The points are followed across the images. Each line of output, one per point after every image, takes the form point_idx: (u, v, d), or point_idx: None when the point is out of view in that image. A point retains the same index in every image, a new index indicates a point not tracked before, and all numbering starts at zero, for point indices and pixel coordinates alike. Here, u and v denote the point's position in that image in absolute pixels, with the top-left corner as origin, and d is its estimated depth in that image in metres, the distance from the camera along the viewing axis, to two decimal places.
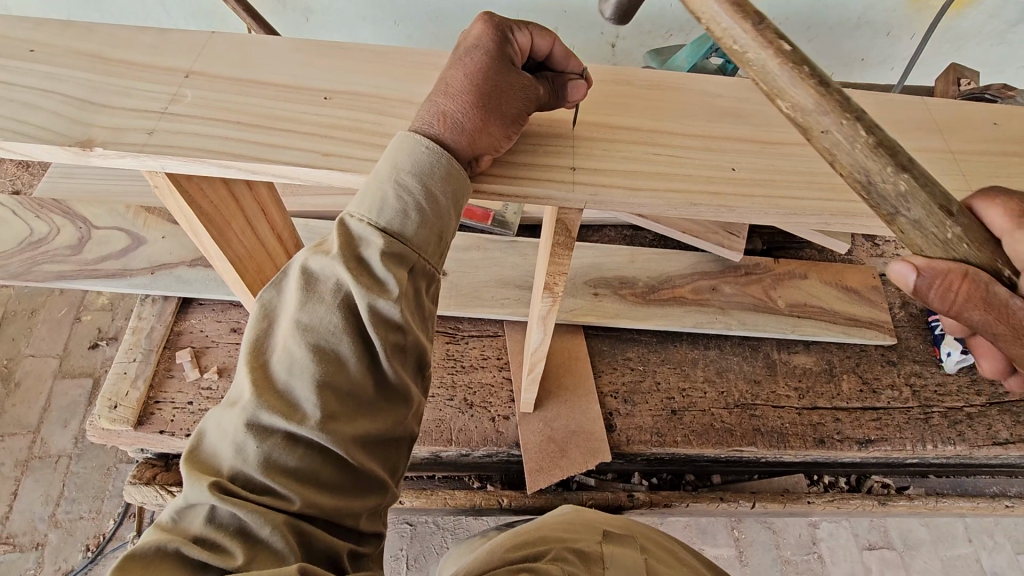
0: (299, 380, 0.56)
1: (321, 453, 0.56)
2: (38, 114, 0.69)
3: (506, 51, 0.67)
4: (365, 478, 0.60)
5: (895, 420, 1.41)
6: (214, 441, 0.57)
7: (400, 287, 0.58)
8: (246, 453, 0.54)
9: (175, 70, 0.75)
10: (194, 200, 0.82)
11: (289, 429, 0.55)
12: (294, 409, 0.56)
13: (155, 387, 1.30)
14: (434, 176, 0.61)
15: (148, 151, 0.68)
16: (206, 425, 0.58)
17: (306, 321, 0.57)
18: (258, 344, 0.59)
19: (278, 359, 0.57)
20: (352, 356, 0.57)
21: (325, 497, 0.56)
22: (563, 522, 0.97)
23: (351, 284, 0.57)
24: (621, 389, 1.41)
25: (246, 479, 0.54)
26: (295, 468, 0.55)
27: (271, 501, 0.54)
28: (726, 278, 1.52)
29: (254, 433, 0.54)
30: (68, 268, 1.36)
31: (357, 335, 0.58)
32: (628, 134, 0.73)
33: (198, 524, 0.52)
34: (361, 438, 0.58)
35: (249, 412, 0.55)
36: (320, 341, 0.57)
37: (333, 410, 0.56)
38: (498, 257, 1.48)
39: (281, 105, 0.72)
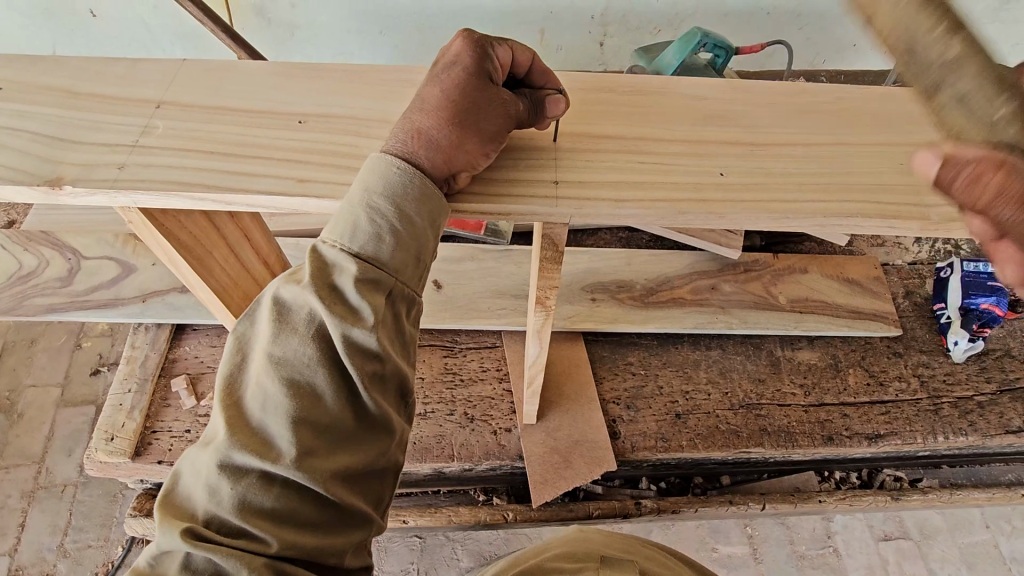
0: (273, 416, 0.54)
1: (300, 491, 0.54)
2: (7, 154, 0.68)
3: (484, 66, 0.64)
4: (348, 514, 0.57)
5: (904, 413, 1.39)
6: (190, 482, 0.55)
7: (375, 314, 0.56)
8: (221, 495, 0.52)
9: (145, 101, 0.73)
10: (170, 232, 0.80)
11: (264, 468, 0.53)
12: (269, 446, 0.54)
13: (151, 416, 1.29)
14: (407, 197, 0.59)
15: (119, 187, 0.66)
16: (182, 465, 0.57)
17: (279, 353, 0.55)
18: (232, 379, 0.57)
19: (252, 395, 0.56)
20: (328, 388, 0.55)
21: (305, 537, 0.54)
22: (560, 546, 0.94)
23: (323, 314, 0.55)
24: (624, 395, 1.39)
25: (221, 523, 0.52)
26: (272, 509, 0.53)
27: (247, 544, 0.52)
28: (725, 276, 1.49)
29: (229, 473, 0.53)
30: (59, 300, 1.34)
31: (333, 366, 0.56)
32: (612, 143, 0.71)
33: (173, 570, 0.50)
34: (341, 473, 0.56)
35: (223, 451, 0.53)
36: (294, 375, 0.55)
37: (310, 446, 0.54)
38: (492, 267, 1.46)
39: (255, 133, 0.70)
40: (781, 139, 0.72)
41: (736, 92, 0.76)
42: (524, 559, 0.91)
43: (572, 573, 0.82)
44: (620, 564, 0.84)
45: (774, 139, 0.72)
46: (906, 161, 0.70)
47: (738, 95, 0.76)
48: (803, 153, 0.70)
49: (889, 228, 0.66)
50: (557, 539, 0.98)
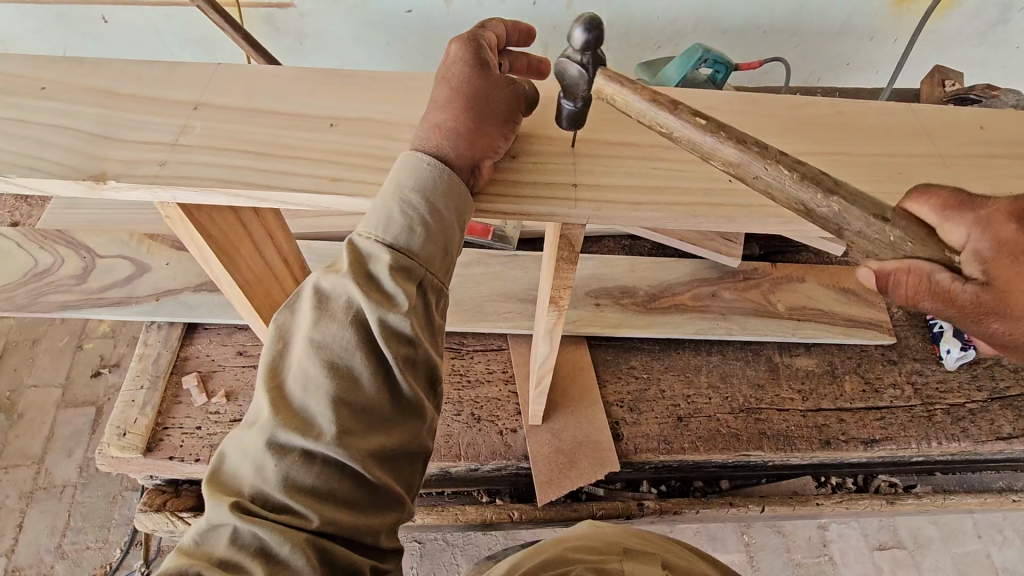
0: (314, 397, 0.57)
1: (339, 469, 0.57)
2: (51, 150, 0.71)
3: (480, 55, 0.69)
4: (383, 494, 0.60)
5: (899, 418, 1.43)
6: (234, 461, 0.58)
7: (409, 301, 0.59)
8: (266, 472, 0.55)
9: (182, 102, 0.77)
10: (204, 228, 0.83)
11: (306, 446, 0.56)
12: (310, 426, 0.57)
13: (163, 413, 1.31)
14: (436, 190, 0.63)
15: (161, 183, 0.69)
16: (225, 446, 0.59)
17: (319, 338, 0.58)
18: (273, 364, 0.60)
19: (292, 378, 0.59)
20: (365, 371, 0.58)
21: (343, 514, 0.57)
22: (580, 538, 0.96)
23: (362, 300, 0.58)
24: (627, 397, 1.42)
25: (266, 499, 0.55)
26: (313, 486, 0.56)
27: (290, 519, 0.54)
28: (725, 284, 1.53)
29: (272, 452, 0.56)
30: (73, 297, 1.37)
31: (370, 350, 0.59)
32: (626, 150, 0.75)
33: (222, 545, 0.53)
34: (376, 453, 0.58)
35: (267, 431, 0.56)
36: (333, 358, 0.58)
37: (348, 426, 0.57)
38: (499, 271, 1.49)
39: (288, 133, 0.74)
40: (784, 149, 0.76)
41: (741, 104, 0.81)
42: (545, 549, 0.94)
43: (596, 561, 0.85)
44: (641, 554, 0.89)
45: (778, 149, 0.76)
46: (901, 172, 0.75)
47: (743, 107, 0.80)
48: (805, 163, 0.74)
49: None
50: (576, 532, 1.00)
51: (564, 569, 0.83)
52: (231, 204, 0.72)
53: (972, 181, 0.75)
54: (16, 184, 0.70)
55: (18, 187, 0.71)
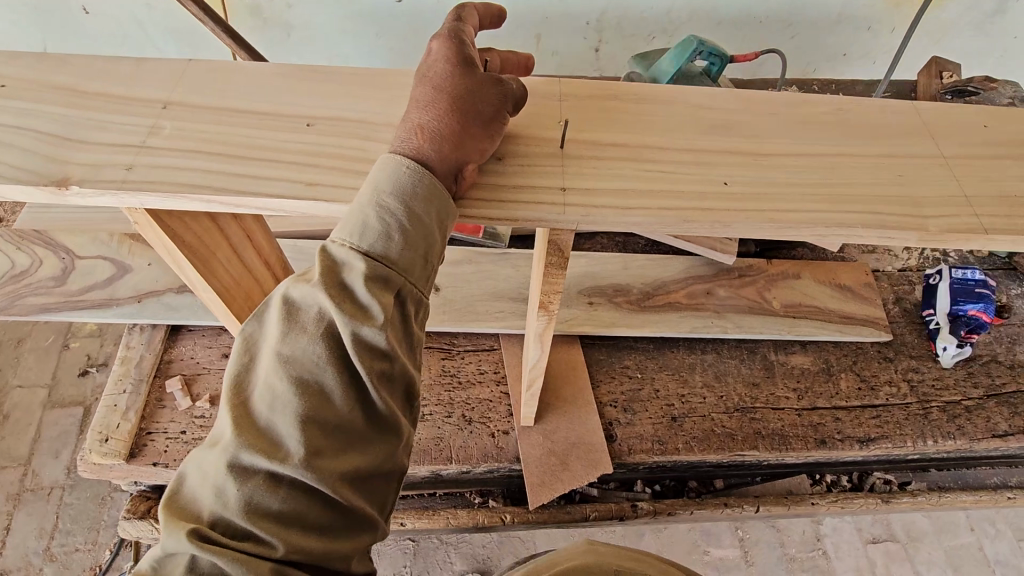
0: (281, 416, 0.54)
1: (307, 493, 0.54)
2: (11, 152, 0.67)
3: (463, 52, 0.66)
4: (354, 517, 0.57)
5: (895, 416, 1.41)
6: (195, 483, 0.55)
7: (385, 313, 0.56)
8: (227, 496, 0.53)
9: (152, 101, 0.73)
10: (174, 233, 0.80)
11: (271, 468, 0.53)
12: (277, 446, 0.54)
13: (146, 418, 1.27)
14: (416, 195, 0.60)
15: (127, 187, 0.66)
16: (188, 466, 0.57)
17: (287, 352, 0.55)
18: (239, 379, 0.57)
19: (259, 395, 0.56)
20: (336, 388, 0.55)
21: (310, 541, 0.54)
22: (573, 555, 0.94)
23: (333, 312, 0.55)
24: (620, 397, 1.40)
25: (227, 525, 0.52)
26: (279, 511, 0.53)
27: (252, 548, 0.52)
28: (720, 281, 1.51)
29: (234, 475, 0.53)
30: (52, 299, 1.33)
31: (342, 365, 0.56)
32: (618, 151, 0.72)
33: (179, 574, 0.50)
34: (348, 474, 0.56)
35: (229, 452, 0.53)
36: (303, 373, 0.55)
37: (318, 447, 0.54)
38: (491, 270, 1.46)
39: (263, 134, 0.70)
40: (781, 149, 0.73)
41: (737, 101, 0.78)
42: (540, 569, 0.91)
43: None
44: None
45: (775, 148, 0.73)
46: (903, 173, 0.72)
47: (739, 104, 0.78)
48: (803, 163, 0.72)
49: (886, 238, 0.68)
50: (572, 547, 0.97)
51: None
52: (202, 209, 0.69)
53: (975, 181, 0.73)
54: None
55: None
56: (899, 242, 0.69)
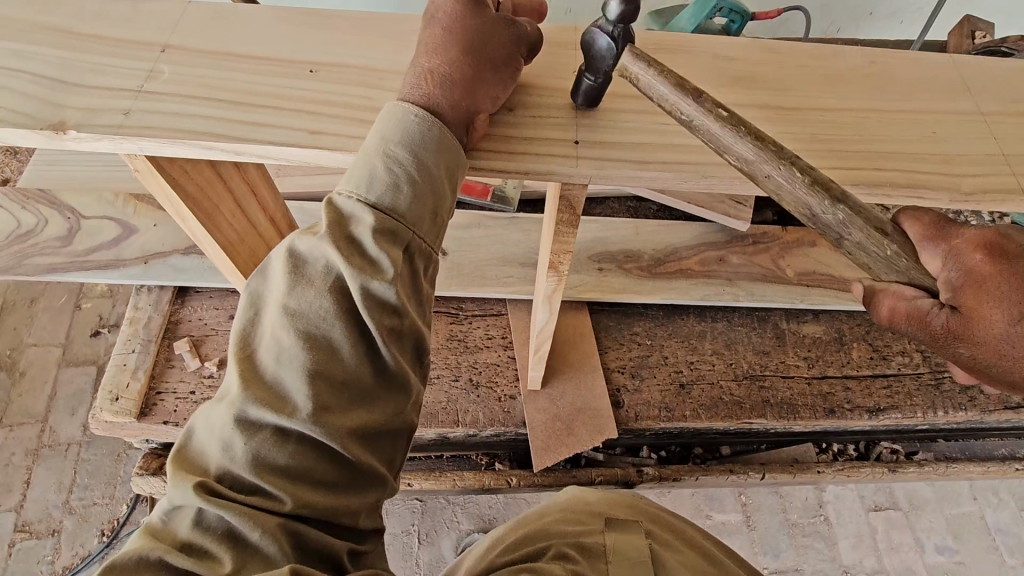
0: (288, 370, 0.53)
1: (315, 449, 0.54)
2: (6, 96, 0.65)
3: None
4: (362, 474, 0.57)
5: (906, 386, 1.40)
6: (202, 437, 0.55)
7: (395, 267, 0.55)
8: (234, 450, 0.52)
9: (150, 44, 0.70)
10: (177, 183, 0.78)
11: (279, 424, 0.53)
12: (283, 402, 0.53)
13: (156, 377, 1.28)
14: (426, 145, 0.57)
15: (123, 133, 0.64)
16: (196, 420, 0.56)
17: (294, 306, 0.54)
18: (246, 335, 0.56)
19: (265, 349, 0.55)
20: (345, 343, 0.54)
21: (317, 496, 0.54)
22: (563, 509, 0.94)
23: (341, 265, 0.53)
24: (628, 364, 1.39)
25: (234, 478, 0.52)
26: (286, 467, 0.53)
27: (260, 502, 0.52)
28: (733, 248, 1.48)
29: (241, 429, 0.52)
30: (59, 260, 1.32)
31: (351, 320, 0.55)
32: (635, 103, 0.68)
33: (185, 527, 0.51)
34: (358, 431, 0.55)
35: (236, 406, 0.52)
36: (310, 329, 0.54)
37: (326, 402, 0.53)
38: (499, 234, 1.44)
39: (266, 81, 0.67)
40: (807, 104, 0.69)
41: (763, 53, 0.74)
42: (527, 523, 0.92)
43: (577, 536, 0.83)
44: (626, 527, 0.85)
45: (802, 104, 0.69)
46: (938, 132, 0.68)
47: (766, 56, 0.73)
48: (832, 120, 0.68)
49: (914, 199, 0.65)
50: (564, 498, 0.99)
51: (549, 545, 0.81)
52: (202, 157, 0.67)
53: (1014, 142, 0.69)
54: None
55: None
56: (928, 204, 0.66)
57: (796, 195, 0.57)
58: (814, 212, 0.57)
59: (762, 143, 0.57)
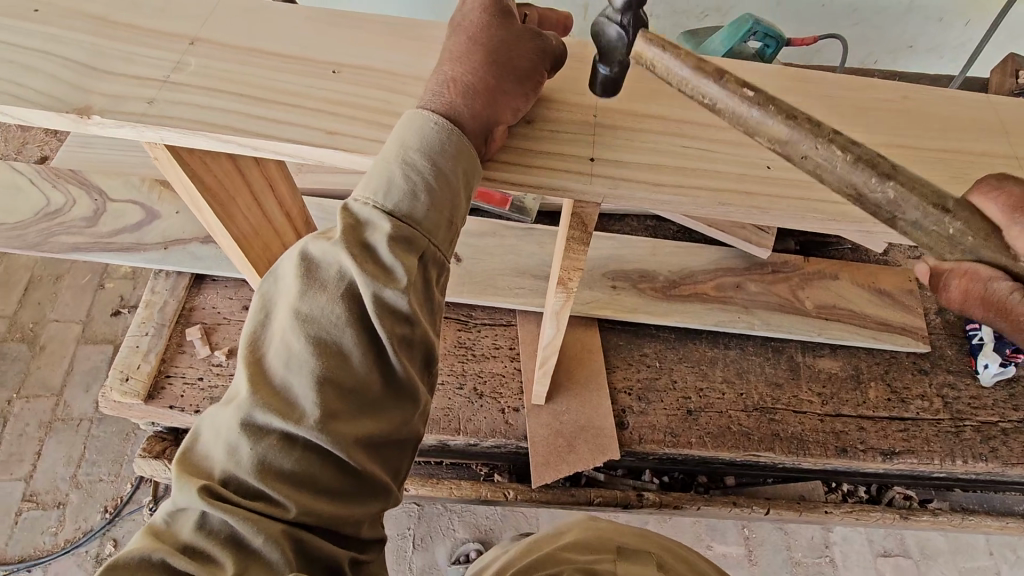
0: (297, 375, 0.53)
1: (320, 456, 0.54)
2: (38, 79, 0.67)
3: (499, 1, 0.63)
4: (368, 483, 0.57)
5: (923, 432, 1.35)
6: (208, 440, 0.54)
7: (409, 275, 0.54)
8: (240, 455, 0.52)
9: (179, 37, 0.71)
10: (196, 175, 0.79)
11: (286, 429, 0.52)
12: (291, 407, 0.53)
13: (166, 361, 1.30)
14: (443, 153, 0.57)
15: (148, 121, 0.65)
16: (202, 422, 0.56)
17: (306, 311, 0.54)
18: (256, 338, 0.56)
19: (275, 353, 0.54)
20: (356, 349, 0.54)
21: (321, 503, 0.54)
22: (574, 533, 0.93)
23: (356, 271, 0.53)
24: (635, 386, 1.37)
25: (238, 483, 0.52)
26: (291, 473, 0.53)
27: (263, 508, 0.51)
28: (751, 275, 1.45)
29: (248, 433, 0.52)
30: (82, 240, 1.35)
31: (363, 327, 0.54)
32: (655, 123, 0.67)
33: (187, 530, 0.51)
34: (364, 439, 0.55)
35: (244, 410, 0.52)
36: (321, 334, 0.53)
37: (334, 409, 0.53)
38: (514, 244, 1.43)
39: (288, 79, 0.68)
40: None
41: (792, 81, 0.72)
42: (539, 547, 0.90)
43: (587, 562, 0.83)
44: (638, 558, 0.85)
45: None
46: (971, 174, 0.66)
47: (793, 85, 0.72)
48: None
49: None
50: (573, 523, 0.98)
51: (558, 569, 0.80)
52: (220, 149, 0.67)
53: None
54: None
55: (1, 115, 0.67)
56: None
57: (836, 171, 0.51)
58: (859, 191, 0.50)
59: (798, 122, 0.54)
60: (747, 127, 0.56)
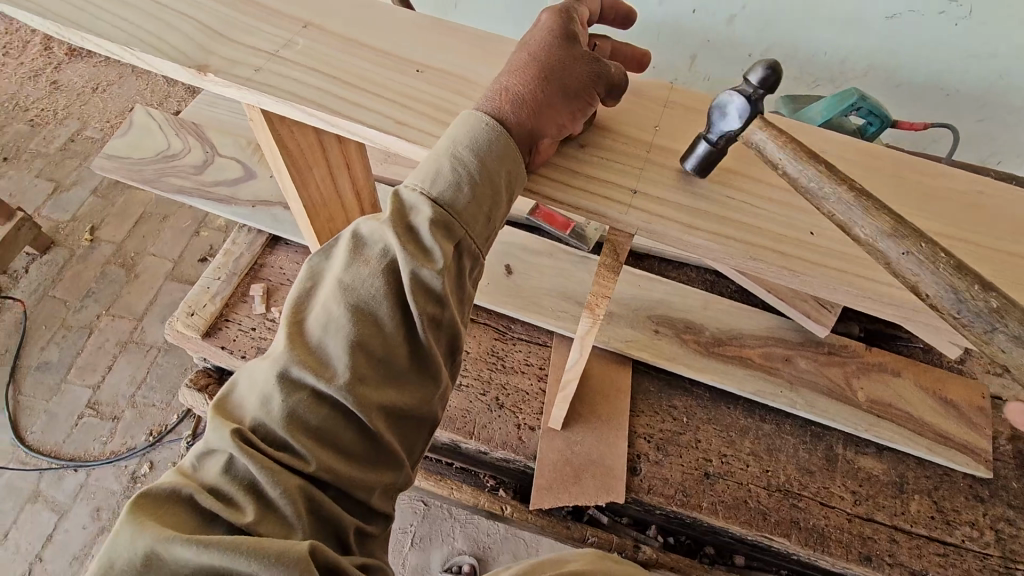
0: (332, 339, 0.58)
1: (343, 416, 0.58)
2: (173, 35, 0.77)
3: (568, 28, 0.67)
4: (383, 449, 0.61)
5: (965, 564, 1.22)
6: (245, 390, 0.59)
7: (445, 259, 0.59)
8: (272, 406, 0.56)
9: (296, 20, 0.80)
10: (281, 141, 0.88)
11: (316, 387, 0.57)
12: (323, 368, 0.57)
13: (228, 306, 1.42)
14: (491, 153, 0.61)
15: (252, 85, 0.73)
16: (242, 375, 0.61)
17: (348, 281, 0.59)
18: (299, 303, 0.61)
19: (315, 318, 0.59)
20: (388, 321, 0.58)
21: (339, 461, 0.58)
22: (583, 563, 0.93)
23: (397, 250, 0.58)
24: (656, 435, 1.34)
25: (265, 432, 0.56)
26: (315, 428, 0.57)
27: (286, 459, 0.56)
28: (803, 351, 1.39)
29: (282, 386, 0.57)
30: (187, 185, 1.52)
31: (397, 301, 0.59)
32: (706, 170, 0.69)
33: (214, 473, 0.55)
34: (385, 406, 0.59)
35: (280, 364, 0.57)
36: (358, 304, 0.58)
37: (361, 374, 0.58)
38: (566, 269, 1.45)
39: (376, 70, 0.75)
40: None
41: None
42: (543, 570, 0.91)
43: None
44: None
45: None
46: None
47: None
48: None
49: None
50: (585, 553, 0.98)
51: None
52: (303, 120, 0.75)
53: None
54: (137, 57, 0.77)
55: (139, 61, 0.78)
56: None
57: (933, 278, 0.54)
58: (951, 299, 0.53)
59: (894, 222, 0.56)
60: (841, 219, 0.59)
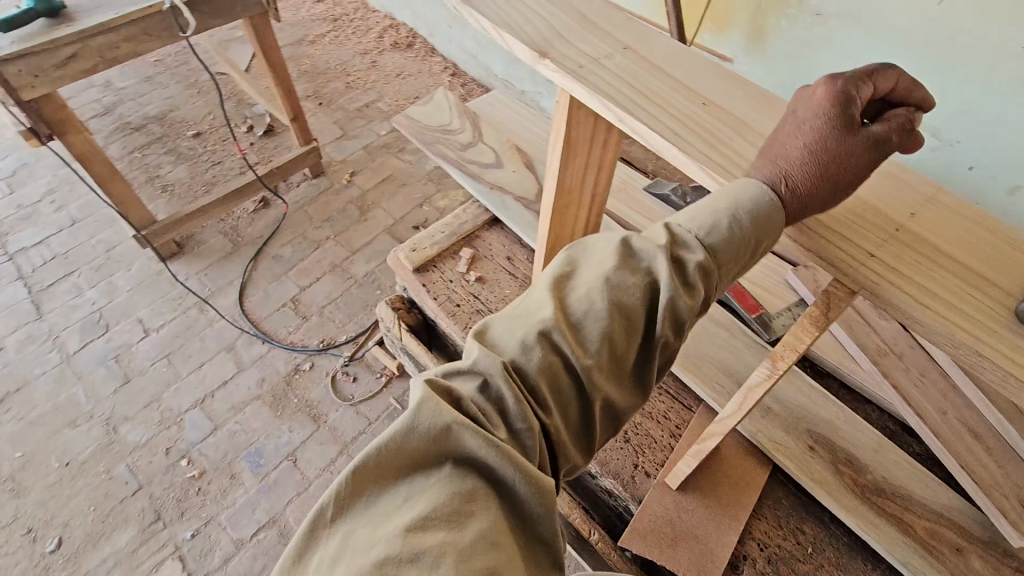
0: (592, 322, 0.66)
1: (576, 387, 0.68)
2: (523, 23, 0.92)
3: (847, 115, 0.70)
4: (587, 427, 0.70)
5: None
6: (499, 333, 0.68)
7: (699, 292, 0.68)
8: (531, 356, 0.65)
9: (619, 41, 0.92)
10: (570, 125, 0.94)
11: (568, 357, 0.66)
12: (577, 343, 0.67)
13: (440, 257, 1.65)
14: (759, 220, 0.70)
15: (577, 79, 0.84)
16: (494, 320, 0.70)
17: (616, 280, 0.68)
18: (561, 283, 0.70)
19: (576, 300, 0.68)
20: (637, 327, 0.69)
21: (559, 422, 0.68)
22: None
23: (667, 272, 0.67)
24: (771, 548, 1.24)
25: (521, 374, 0.65)
26: (556, 387, 0.66)
27: (530, 404, 0.65)
28: (983, 553, 1.18)
29: (543, 344, 0.65)
30: (450, 153, 1.80)
31: (647, 313, 0.69)
32: (948, 262, 0.72)
33: (470, 392, 0.64)
34: (605, 394, 0.69)
35: (547, 326, 0.66)
36: (620, 302, 0.67)
37: (603, 360, 0.67)
38: (740, 350, 1.43)
39: (673, 96, 0.84)
40: None
41: None
42: None
43: None
44: None
45: None
46: None
47: None
48: None
49: None
50: None
51: None
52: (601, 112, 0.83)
53: None
54: (489, 29, 0.92)
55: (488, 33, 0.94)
56: None
57: None
58: None
59: None
60: None
